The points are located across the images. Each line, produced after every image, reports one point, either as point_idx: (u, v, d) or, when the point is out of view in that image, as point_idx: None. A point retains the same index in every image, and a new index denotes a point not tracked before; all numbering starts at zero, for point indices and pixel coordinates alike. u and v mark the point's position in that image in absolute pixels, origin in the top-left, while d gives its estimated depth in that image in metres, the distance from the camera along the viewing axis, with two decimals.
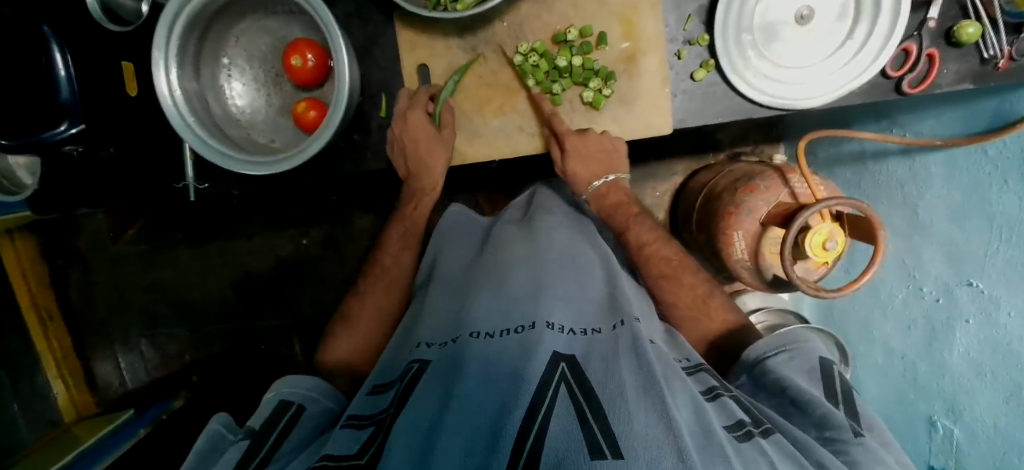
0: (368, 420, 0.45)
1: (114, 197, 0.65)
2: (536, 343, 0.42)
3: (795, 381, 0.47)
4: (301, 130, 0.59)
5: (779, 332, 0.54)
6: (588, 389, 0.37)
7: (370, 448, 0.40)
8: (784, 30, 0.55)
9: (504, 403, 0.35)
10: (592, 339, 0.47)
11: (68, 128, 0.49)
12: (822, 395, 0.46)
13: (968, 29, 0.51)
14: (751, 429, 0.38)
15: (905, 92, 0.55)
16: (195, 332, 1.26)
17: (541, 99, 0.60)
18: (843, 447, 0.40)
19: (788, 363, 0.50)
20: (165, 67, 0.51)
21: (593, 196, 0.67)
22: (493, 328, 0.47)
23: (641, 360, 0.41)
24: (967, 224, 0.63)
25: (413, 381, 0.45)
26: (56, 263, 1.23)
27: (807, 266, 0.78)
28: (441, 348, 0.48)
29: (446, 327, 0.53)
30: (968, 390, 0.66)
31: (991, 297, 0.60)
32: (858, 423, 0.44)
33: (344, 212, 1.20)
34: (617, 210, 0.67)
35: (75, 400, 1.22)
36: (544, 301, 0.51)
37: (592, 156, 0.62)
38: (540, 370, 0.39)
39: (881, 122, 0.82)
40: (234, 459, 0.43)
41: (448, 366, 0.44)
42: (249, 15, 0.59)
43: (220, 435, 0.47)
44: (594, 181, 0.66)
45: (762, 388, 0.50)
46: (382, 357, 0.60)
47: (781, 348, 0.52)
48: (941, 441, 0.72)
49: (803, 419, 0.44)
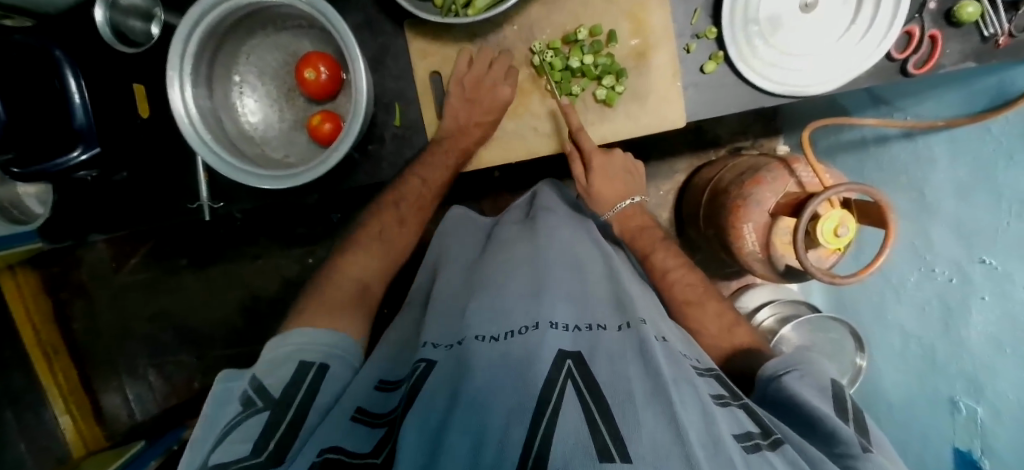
0: (380, 419, 0.41)
1: (131, 220, 0.64)
2: (539, 346, 0.41)
3: (806, 397, 0.43)
4: (315, 143, 0.60)
5: (791, 353, 0.51)
6: (597, 391, 0.36)
7: (386, 447, 0.37)
8: (790, 19, 0.56)
9: (513, 412, 0.33)
10: (598, 335, 0.45)
11: (81, 154, 0.49)
12: (833, 411, 0.43)
13: (968, 8, 0.52)
14: (760, 441, 0.36)
15: (911, 74, 0.57)
16: (203, 359, 1.23)
17: (569, 112, 0.59)
18: (853, 464, 0.37)
19: (798, 379, 0.46)
20: (180, 85, 0.51)
21: (617, 216, 0.68)
22: (497, 332, 0.45)
23: (648, 366, 0.39)
24: (976, 199, 0.62)
25: (418, 383, 0.41)
26: (59, 296, 1.21)
27: (819, 254, 0.76)
28: (446, 350, 0.46)
29: (452, 328, 0.50)
30: (990, 367, 0.63)
31: (1006, 274, 0.58)
32: (868, 439, 0.41)
33: (349, 227, 1.18)
34: (641, 232, 0.67)
35: (85, 437, 1.20)
36: (545, 301, 0.49)
37: (614, 174, 0.67)
38: (545, 371, 0.38)
39: (882, 109, 0.83)
40: (253, 437, 0.38)
41: (456, 369, 0.41)
42: (259, 32, 0.59)
43: (227, 390, 0.46)
44: (617, 204, 0.68)
45: (775, 407, 0.47)
46: (387, 342, 0.58)
47: (791, 366, 0.48)
48: (965, 423, 0.69)
49: (815, 436, 0.42)
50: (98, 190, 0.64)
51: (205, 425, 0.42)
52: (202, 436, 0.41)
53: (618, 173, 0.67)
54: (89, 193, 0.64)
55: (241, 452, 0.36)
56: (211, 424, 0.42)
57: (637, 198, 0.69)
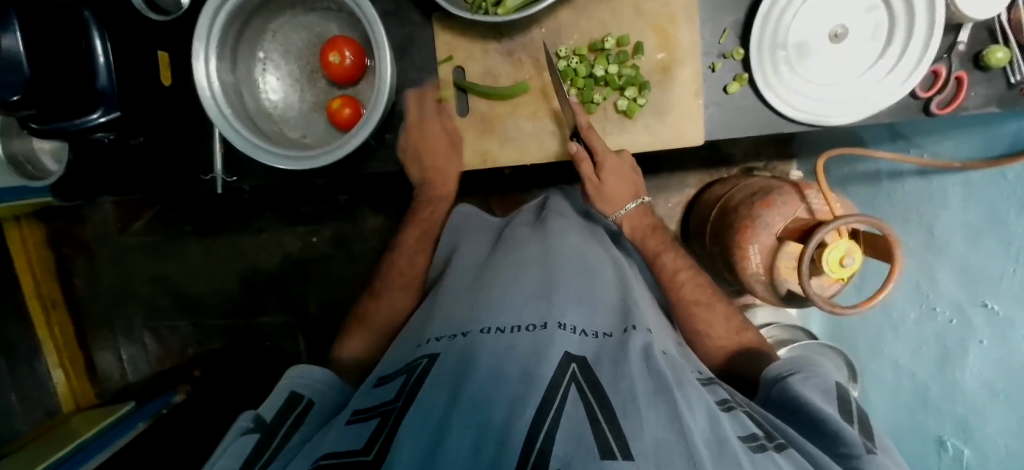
0: (373, 411, 0.41)
1: (143, 186, 0.65)
2: (547, 344, 0.41)
3: (812, 399, 0.44)
4: (333, 127, 0.60)
5: (796, 356, 0.51)
6: (600, 391, 0.36)
7: (376, 443, 0.36)
8: (817, 47, 0.56)
9: (515, 404, 0.34)
10: (603, 343, 0.45)
11: (101, 116, 0.51)
12: (837, 413, 0.43)
13: (998, 54, 0.52)
14: (766, 443, 0.36)
15: (933, 113, 0.57)
16: (199, 327, 1.24)
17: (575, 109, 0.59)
18: (857, 463, 0.36)
19: (804, 381, 0.47)
20: (204, 58, 0.52)
21: (626, 215, 0.66)
22: (505, 323, 0.46)
23: (651, 369, 0.39)
24: (983, 243, 0.62)
25: (419, 380, 0.41)
26: (61, 251, 1.22)
27: (822, 283, 0.76)
28: (449, 342, 0.46)
29: (457, 321, 0.50)
30: (978, 410, 0.65)
31: (1006, 320, 0.58)
32: (873, 443, 0.40)
33: (356, 211, 1.18)
34: (651, 233, 0.65)
35: (74, 391, 1.22)
36: (554, 302, 0.49)
37: (627, 175, 0.62)
38: (551, 369, 0.38)
39: (898, 143, 0.83)
40: (240, 455, 0.39)
41: (461, 358, 0.42)
42: (288, 11, 0.59)
43: (233, 424, 0.45)
44: (625, 206, 0.65)
45: (778, 408, 0.47)
46: (388, 351, 0.56)
47: (796, 368, 0.49)
48: (951, 461, 0.70)
49: (816, 435, 0.41)
50: (113, 153, 0.64)
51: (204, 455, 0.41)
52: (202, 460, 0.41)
53: (631, 173, 0.62)
54: (105, 155, 0.65)
55: (230, 463, 0.38)
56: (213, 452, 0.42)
57: (646, 199, 0.66)
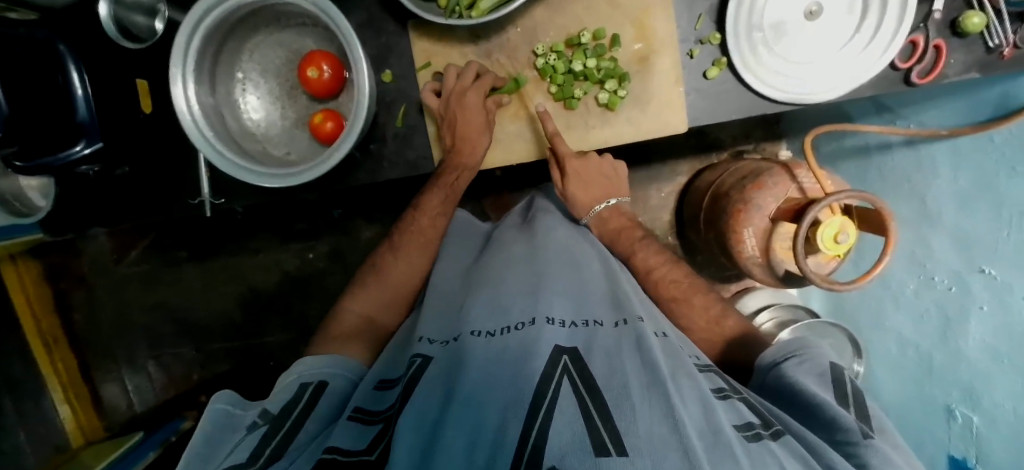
0: (377, 416, 0.41)
1: (132, 215, 0.65)
2: (536, 340, 0.41)
3: (806, 384, 0.43)
4: (316, 141, 0.60)
5: (791, 340, 0.50)
6: (593, 385, 0.36)
7: (379, 444, 0.37)
8: (794, 26, 0.56)
9: (510, 404, 0.34)
10: (594, 332, 0.45)
11: (84, 147, 0.50)
12: (834, 399, 0.42)
13: (974, 19, 0.52)
14: (761, 431, 0.36)
15: (914, 83, 0.57)
16: (202, 351, 1.24)
17: (545, 118, 0.60)
18: (854, 451, 0.38)
19: (797, 366, 0.46)
20: (182, 82, 0.52)
21: (595, 220, 0.68)
22: (493, 328, 0.45)
23: (644, 359, 0.39)
24: (977, 210, 0.61)
25: (413, 380, 0.41)
26: (59, 286, 1.22)
27: (818, 260, 0.76)
28: (442, 347, 0.46)
29: (449, 324, 0.50)
30: (984, 376, 0.64)
31: (1004, 283, 0.58)
32: (871, 425, 0.41)
33: (349, 224, 1.18)
34: (620, 235, 0.67)
35: (82, 426, 1.22)
36: (543, 298, 0.49)
37: (593, 179, 0.65)
38: (542, 364, 0.38)
39: (885, 116, 0.82)
40: (249, 448, 0.38)
41: (449, 365, 0.41)
42: (263, 29, 0.59)
43: (227, 414, 0.44)
44: (595, 205, 0.67)
45: (772, 394, 0.47)
46: (385, 351, 0.56)
47: (791, 353, 0.48)
48: (962, 428, 0.69)
49: (812, 421, 0.41)
50: (100, 184, 0.64)
51: (200, 448, 0.40)
52: (199, 456, 0.39)
53: (595, 178, 0.65)
54: (92, 187, 0.65)
55: (239, 458, 0.37)
56: (208, 446, 0.41)
57: (615, 200, 0.68)
